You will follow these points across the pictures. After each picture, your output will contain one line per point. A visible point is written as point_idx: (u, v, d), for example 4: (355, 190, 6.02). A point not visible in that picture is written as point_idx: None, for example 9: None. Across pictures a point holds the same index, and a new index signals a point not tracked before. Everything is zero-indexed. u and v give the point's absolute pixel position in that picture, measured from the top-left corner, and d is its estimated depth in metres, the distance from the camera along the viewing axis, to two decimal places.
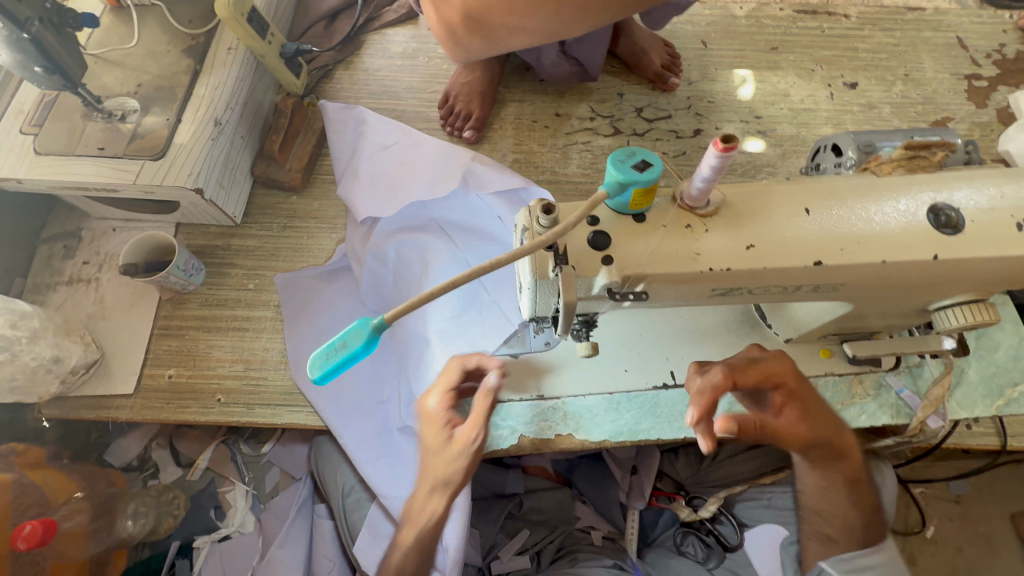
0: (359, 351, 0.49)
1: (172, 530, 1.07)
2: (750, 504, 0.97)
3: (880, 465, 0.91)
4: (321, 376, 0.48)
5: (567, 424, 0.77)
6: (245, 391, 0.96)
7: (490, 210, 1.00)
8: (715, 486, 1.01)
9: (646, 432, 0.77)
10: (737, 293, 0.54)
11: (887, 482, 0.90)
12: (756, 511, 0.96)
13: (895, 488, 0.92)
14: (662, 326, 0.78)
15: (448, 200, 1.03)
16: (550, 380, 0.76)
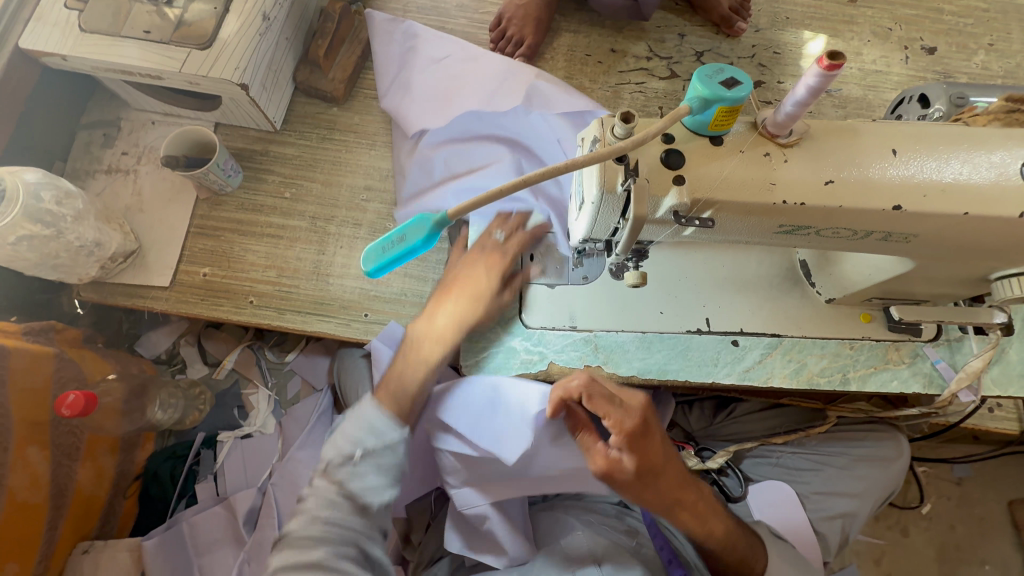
0: (417, 247, 0.50)
1: (198, 423, 1.13)
2: (758, 459, 0.98)
3: (896, 437, 0.93)
4: (375, 268, 0.49)
5: (597, 356, 0.77)
6: (277, 297, 0.98)
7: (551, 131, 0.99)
8: (727, 440, 1.01)
9: (674, 373, 0.76)
10: (803, 233, 0.52)
11: (898, 454, 0.92)
12: (763, 468, 0.97)
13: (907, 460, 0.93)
14: (703, 272, 0.78)
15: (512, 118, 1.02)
16: (585, 312, 0.77)
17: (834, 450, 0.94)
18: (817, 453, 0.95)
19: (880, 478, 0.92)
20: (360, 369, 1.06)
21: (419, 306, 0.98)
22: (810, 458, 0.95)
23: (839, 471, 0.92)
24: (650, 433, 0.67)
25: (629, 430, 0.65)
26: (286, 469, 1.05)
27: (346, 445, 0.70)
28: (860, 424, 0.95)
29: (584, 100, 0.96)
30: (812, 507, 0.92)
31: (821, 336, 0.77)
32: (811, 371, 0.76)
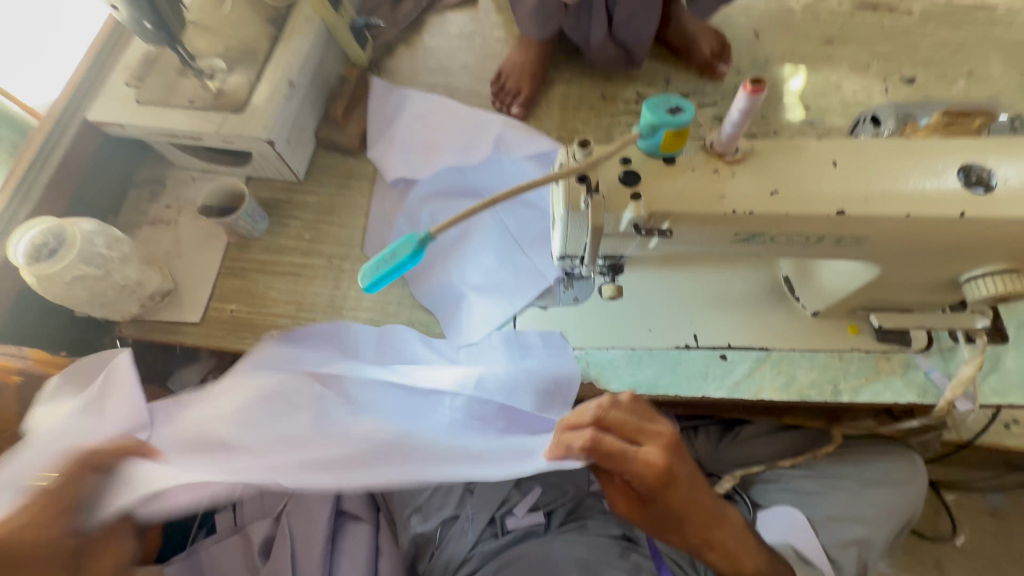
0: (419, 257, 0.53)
1: None
2: (768, 483, 0.95)
3: (908, 454, 0.90)
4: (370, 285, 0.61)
5: (590, 372, 0.80)
6: (295, 329, 1.05)
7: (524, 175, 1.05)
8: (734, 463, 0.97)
9: (665, 389, 0.78)
10: (760, 240, 0.57)
11: (913, 475, 0.88)
12: (772, 493, 0.94)
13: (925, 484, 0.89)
14: (688, 291, 0.82)
15: (481, 166, 1.12)
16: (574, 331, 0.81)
17: (852, 473, 0.90)
18: (834, 473, 0.91)
19: (901, 500, 0.87)
20: None
21: None
22: (824, 480, 0.91)
23: (856, 493, 0.88)
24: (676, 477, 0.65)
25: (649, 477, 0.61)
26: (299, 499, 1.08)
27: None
28: (883, 445, 0.91)
29: (547, 141, 1.07)
30: (825, 533, 0.87)
31: (808, 349, 0.78)
32: (801, 384, 0.77)
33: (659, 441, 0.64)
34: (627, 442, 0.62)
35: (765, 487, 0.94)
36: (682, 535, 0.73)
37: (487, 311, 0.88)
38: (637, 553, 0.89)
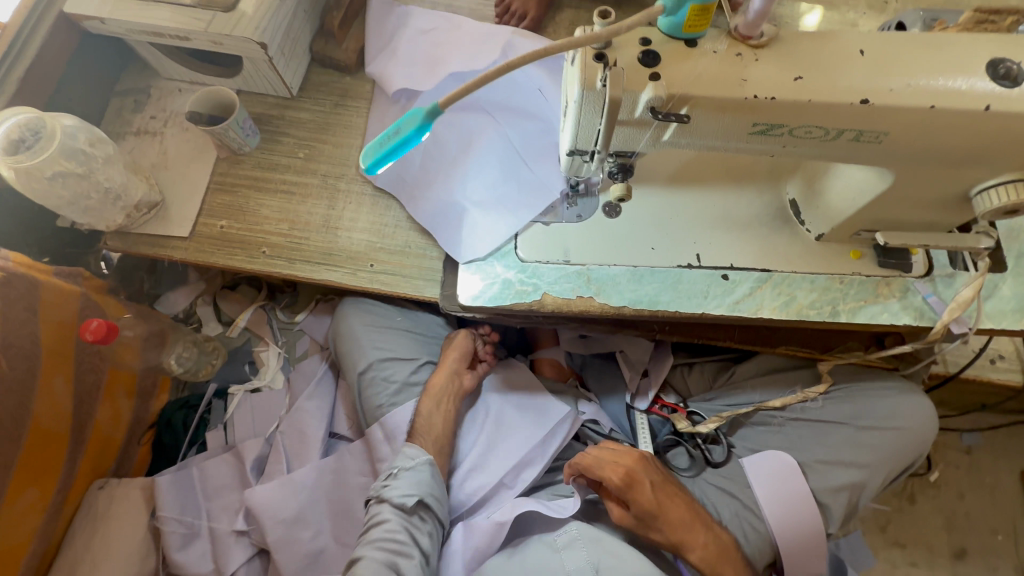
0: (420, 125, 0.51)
1: (210, 376, 1.19)
2: (761, 427, 0.91)
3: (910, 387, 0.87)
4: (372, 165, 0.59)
5: (589, 287, 0.78)
6: (288, 247, 1.03)
7: (531, 80, 0.93)
8: (723, 406, 0.95)
9: (665, 305, 0.77)
10: (777, 133, 0.55)
11: (914, 412, 0.84)
12: (764, 436, 0.90)
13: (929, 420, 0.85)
14: (694, 213, 0.81)
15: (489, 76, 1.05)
16: (578, 246, 0.80)
17: (846, 417, 0.87)
18: (828, 418, 0.87)
19: (893, 440, 0.85)
20: (360, 326, 1.07)
21: (423, 257, 1.02)
22: (817, 425, 0.88)
23: (850, 438, 0.85)
24: (642, 480, 0.82)
25: (612, 478, 0.82)
26: (294, 418, 1.08)
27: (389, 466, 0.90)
28: (881, 382, 0.87)
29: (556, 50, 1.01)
30: (814, 478, 0.85)
31: (810, 271, 0.78)
32: (801, 304, 0.76)
33: (622, 455, 0.85)
34: (607, 473, 0.82)
35: (756, 431, 0.91)
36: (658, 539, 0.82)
37: (489, 225, 0.84)
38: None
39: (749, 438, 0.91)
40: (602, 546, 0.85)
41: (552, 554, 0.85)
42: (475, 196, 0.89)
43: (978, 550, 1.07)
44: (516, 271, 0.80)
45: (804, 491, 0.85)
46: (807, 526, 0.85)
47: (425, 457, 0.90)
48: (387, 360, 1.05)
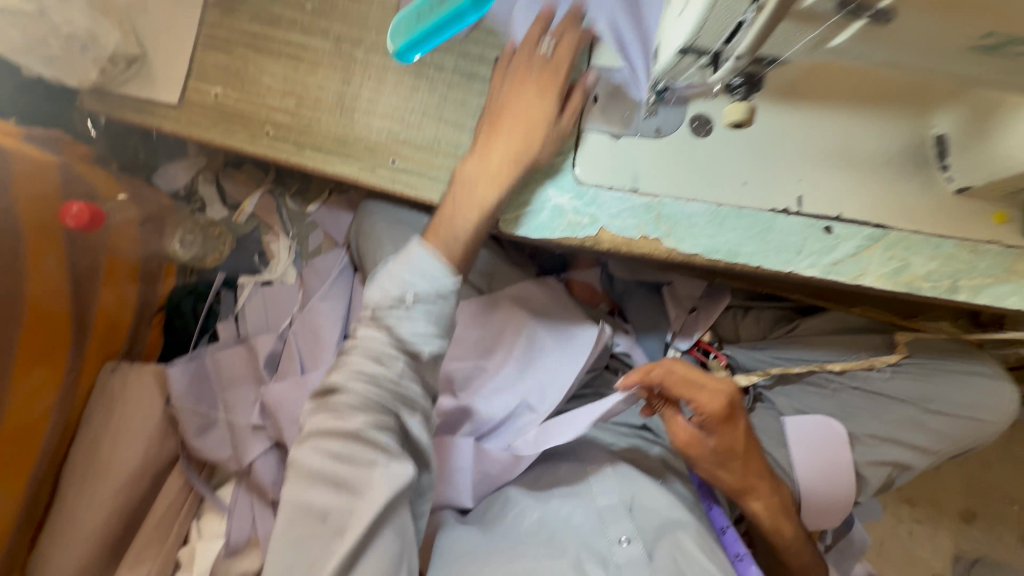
0: (463, 12, 0.69)
1: (218, 264, 1.09)
2: (810, 388, 0.83)
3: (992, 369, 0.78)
4: None
5: (657, 227, 0.64)
6: (296, 129, 0.86)
7: None
8: (777, 362, 0.85)
9: (747, 258, 0.64)
10: (997, 49, 0.41)
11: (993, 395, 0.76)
12: (812, 398, 0.83)
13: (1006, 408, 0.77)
14: (805, 140, 0.63)
15: None
16: (650, 171, 0.64)
17: (914, 398, 0.78)
18: (892, 394, 0.79)
19: (959, 428, 0.77)
20: (380, 230, 0.95)
21: (454, 158, 0.85)
22: (878, 399, 0.79)
23: (911, 418, 0.78)
24: (736, 417, 0.75)
25: (716, 411, 0.73)
26: (306, 318, 1.02)
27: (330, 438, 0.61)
28: (965, 364, 0.77)
29: None
30: (860, 451, 0.80)
31: (935, 233, 0.62)
32: (914, 274, 0.62)
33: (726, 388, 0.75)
34: (711, 404, 0.73)
35: (805, 392, 0.83)
36: (728, 479, 0.76)
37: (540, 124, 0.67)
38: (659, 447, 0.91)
39: (795, 398, 0.84)
40: (637, 486, 0.80)
41: (582, 484, 0.81)
42: (532, 78, 0.65)
43: (991, 519, 1.06)
44: (572, 196, 0.65)
45: (846, 459, 0.80)
46: (840, 494, 0.81)
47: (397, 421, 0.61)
48: None
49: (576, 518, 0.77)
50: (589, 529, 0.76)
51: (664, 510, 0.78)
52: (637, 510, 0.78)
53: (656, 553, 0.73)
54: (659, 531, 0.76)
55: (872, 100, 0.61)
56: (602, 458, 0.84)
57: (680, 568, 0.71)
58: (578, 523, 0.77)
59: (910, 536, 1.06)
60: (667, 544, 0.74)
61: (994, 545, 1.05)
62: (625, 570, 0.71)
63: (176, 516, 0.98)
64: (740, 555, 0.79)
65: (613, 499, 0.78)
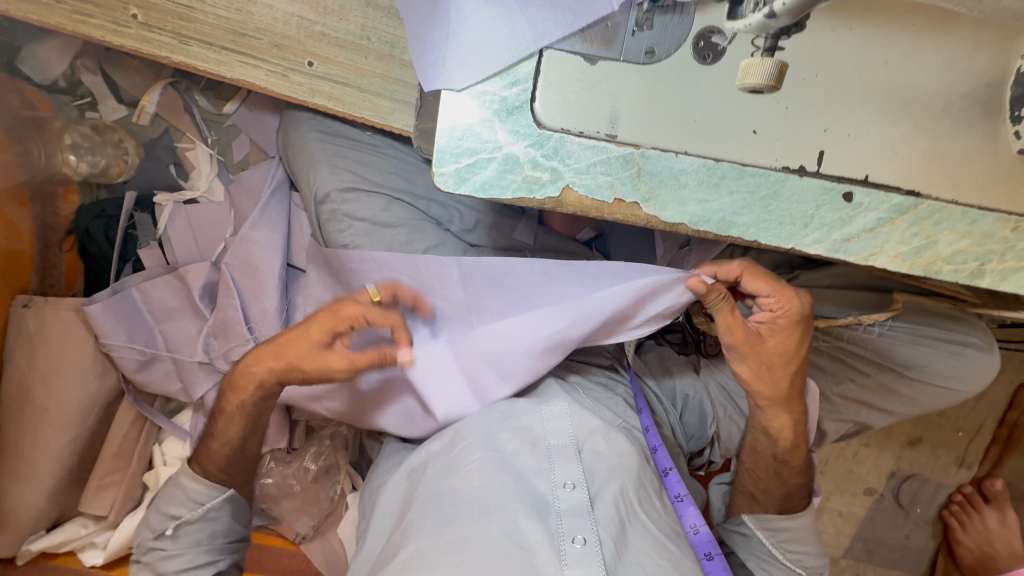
0: None
1: (127, 178, 0.93)
2: None
3: (981, 332, 0.75)
4: None
5: (636, 188, 0.50)
6: (174, 12, 0.64)
7: None
8: None
9: (741, 229, 0.51)
10: None
11: (972, 360, 0.75)
12: None
13: (982, 372, 0.76)
14: (842, 75, 0.49)
15: None
16: (634, 113, 0.49)
17: (898, 362, 0.76)
18: (877, 358, 0.77)
19: (928, 394, 0.79)
20: (308, 148, 0.78)
21: (390, 62, 0.66)
22: (854, 355, 0.78)
23: (886, 381, 0.78)
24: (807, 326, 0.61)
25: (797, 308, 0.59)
26: (239, 248, 0.89)
27: (161, 520, 0.70)
28: (955, 331, 0.74)
29: None
30: None
31: (979, 203, 0.50)
32: (938, 254, 0.51)
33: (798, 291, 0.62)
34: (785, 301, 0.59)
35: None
36: (774, 384, 0.64)
37: (488, 33, 0.48)
38: (623, 386, 0.75)
39: None
40: (592, 426, 0.64)
41: (533, 417, 0.65)
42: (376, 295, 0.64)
43: (933, 442, 1.11)
44: (529, 143, 0.49)
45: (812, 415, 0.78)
46: None
47: (216, 500, 0.70)
48: (350, 190, 0.77)
49: (520, 456, 0.61)
50: (530, 469, 0.60)
51: (618, 453, 0.62)
52: (587, 454, 0.61)
53: (602, 499, 0.57)
54: (610, 475, 0.59)
55: (915, 25, 0.49)
56: (558, 391, 0.67)
57: (625, 525, 0.56)
58: (522, 463, 0.60)
59: (854, 455, 1.13)
60: (615, 491, 0.58)
61: (927, 464, 1.12)
62: (565, 518, 0.55)
63: (136, 443, 0.96)
64: (680, 497, 0.66)
65: (564, 438, 0.62)
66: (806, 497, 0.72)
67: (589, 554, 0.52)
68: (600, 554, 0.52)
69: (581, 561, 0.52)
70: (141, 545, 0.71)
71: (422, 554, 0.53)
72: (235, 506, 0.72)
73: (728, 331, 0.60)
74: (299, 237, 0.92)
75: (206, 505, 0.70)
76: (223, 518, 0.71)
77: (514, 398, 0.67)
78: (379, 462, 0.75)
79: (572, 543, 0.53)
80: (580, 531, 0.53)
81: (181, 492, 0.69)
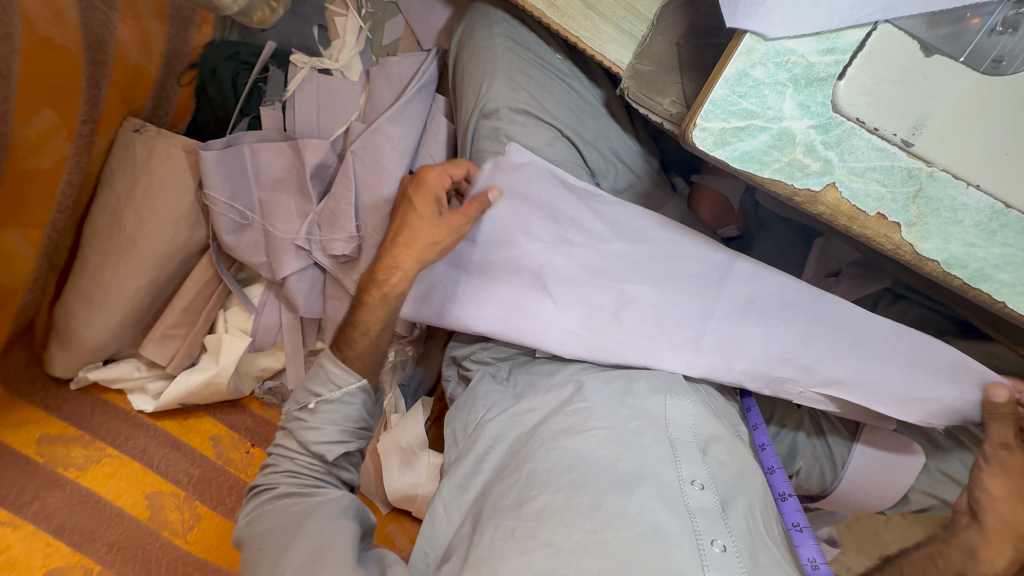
0: None
1: (267, 27, 0.85)
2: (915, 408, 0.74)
3: None
4: None
5: (904, 209, 0.45)
6: None
7: None
8: None
9: (992, 285, 0.47)
10: None
11: None
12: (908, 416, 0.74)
13: None
14: None
15: None
16: (940, 125, 0.43)
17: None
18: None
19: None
20: (488, 52, 0.71)
21: None
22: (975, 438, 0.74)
23: None
24: None
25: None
26: (369, 139, 0.83)
27: (304, 394, 0.70)
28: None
29: None
30: (922, 479, 0.76)
31: None
32: None
33: None
34: None
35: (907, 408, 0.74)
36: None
37: None
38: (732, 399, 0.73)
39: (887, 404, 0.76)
40: (714, 431, 0.62)
41: (655, 403, 0.62)
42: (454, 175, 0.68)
43: None
44: (812, 124, 0.44)
45: (907, 483, 0.76)
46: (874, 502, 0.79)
47: (355, 386, 0.69)
48: (521, 113, 0.70)
49: (646, 440, 0.59)
50: (658, 456, 0.57)
51: (739, 464, 0.61)
52: (712, 457, 0.59)
53: (733, 509, 0.56)
54: (735, 487, 0.58)
55: None
56: (677, 385, 0.66)
57: (756, 539, 0.54)
58: (649, 447, 0.58)
59: (884, 520, 1.10)
60: (743, 505, 0.56)
61: None
62: (699, 517, 0.53)
63: (205, 305, 0.92)
64: (799, 526, 0.64)
65: (689, 434, 0.60)
66: None
67: (730, 561, 0.50)
68: (740, 563, 0.51)
69: (722, 566, 0.50)
70: (287, 416, 0.71)
71: (554, 512, 0.53)
72: (367, 396, 0.71)
73: (1003, 447, 0.63)
74: (431, 144, 0.86)
75: (346, 387, 0.68)
76: (359, 403, 0.70)
77: (636, 373, 0.66)
78: (469, 400, 0.72)
79: (712, 545, 0.51)
80: (717, 535, 0.52)
81: (323, 372, 0.69)
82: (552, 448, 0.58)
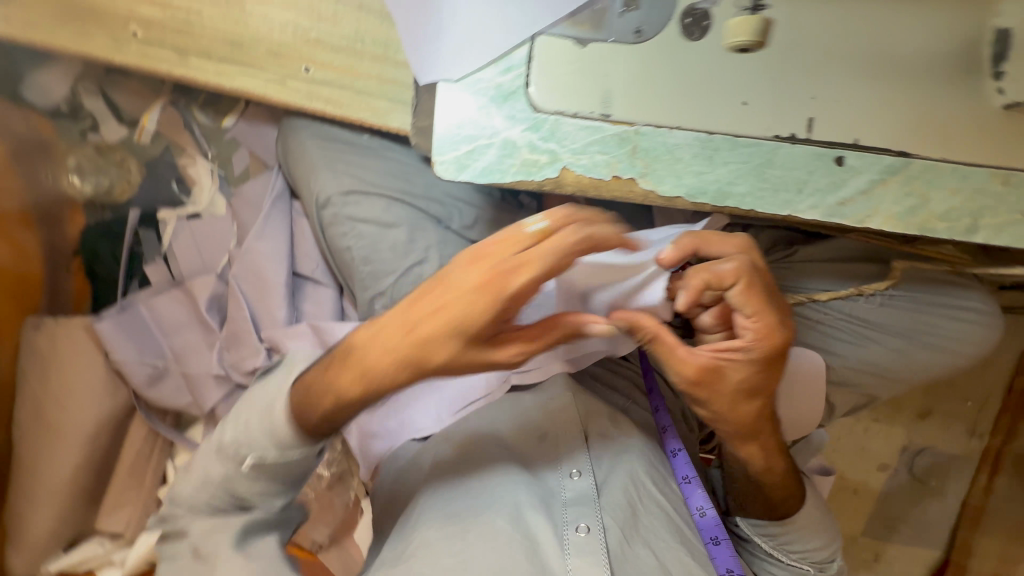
0: None
1: (130, 197, 0.94)
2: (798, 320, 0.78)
3: (969, 288, 0.77)
4: None
5: (633, 165, 0.51)
6: (172, 28, 0.66)
7: None
8: None
9: (739, 199, 0.52)
10: None
11: (968, 326, 0.77)
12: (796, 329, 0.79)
13: (978, 334, 0.78)
14: (827, 46, 0.50)
15: None
16: (625, 91, 0.50)
17: (902, 331, 0.77)
18: (881, 330, 0.77)
19: (934, 362, 0.79)
20: (309, 153, 0.80)
21: (385, 62, 0.67)
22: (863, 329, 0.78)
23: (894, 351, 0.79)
24: (778, 363, 0.59)
25: (779, 344, 0.57)
26: (245, 260, 0.91)
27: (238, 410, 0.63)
28: (954, 296, 0.77)
29: None
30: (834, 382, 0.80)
31: (965, 162, 0.51)
32: (931, 212, 0.52)
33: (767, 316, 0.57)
34: (755, 331, 0.57)
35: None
36: (740, 420, 0.62)
37: (481, 30, 0.51)
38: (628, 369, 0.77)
39: None
40: (598, 414, 0.69)
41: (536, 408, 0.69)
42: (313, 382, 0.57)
43: (942, 413, 1.11)
44: (525, 128, 0.51)
45: (820, 386, 0.79)
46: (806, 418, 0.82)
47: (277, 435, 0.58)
48: (351, 193, 0.79)
49: (530, 451, 0.67)
50: (539, 460, 0.66)
51: (623, 441, 0.68)
52: (594, 443, 0.67)
53: (608, 488, 0.63)
54: (614, 466, 0.65)
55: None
56: (559, 382, 0.71)
57: (633, 507, 0.62)
58: (530, 455, 0.66)
59: (864, 431, 1.12)
60: (622, 481, 0.64)
61: (937, 434, 1.12)
62: (571, 507, 0.61)
63: (149, 459, 0.96)
64: (687, 478, 0.70)
65: (572, 426, 0.67)
66: (798, 497, 0.71)
67: (591, 543, 0.58)
68: (602, 540, 0.58)
69: (583, 549, 0.58)
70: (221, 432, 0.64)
71: (439, 537, 0.58)
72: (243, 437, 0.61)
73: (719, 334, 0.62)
74: (303, 244, 0.93)
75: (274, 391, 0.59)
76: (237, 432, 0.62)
77: (523, 391, 0.71)
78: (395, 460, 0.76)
79: (575, 531, 0.59)
80: (584, 520, 0.60)
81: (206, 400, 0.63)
82: (449, 483, 0.64)
